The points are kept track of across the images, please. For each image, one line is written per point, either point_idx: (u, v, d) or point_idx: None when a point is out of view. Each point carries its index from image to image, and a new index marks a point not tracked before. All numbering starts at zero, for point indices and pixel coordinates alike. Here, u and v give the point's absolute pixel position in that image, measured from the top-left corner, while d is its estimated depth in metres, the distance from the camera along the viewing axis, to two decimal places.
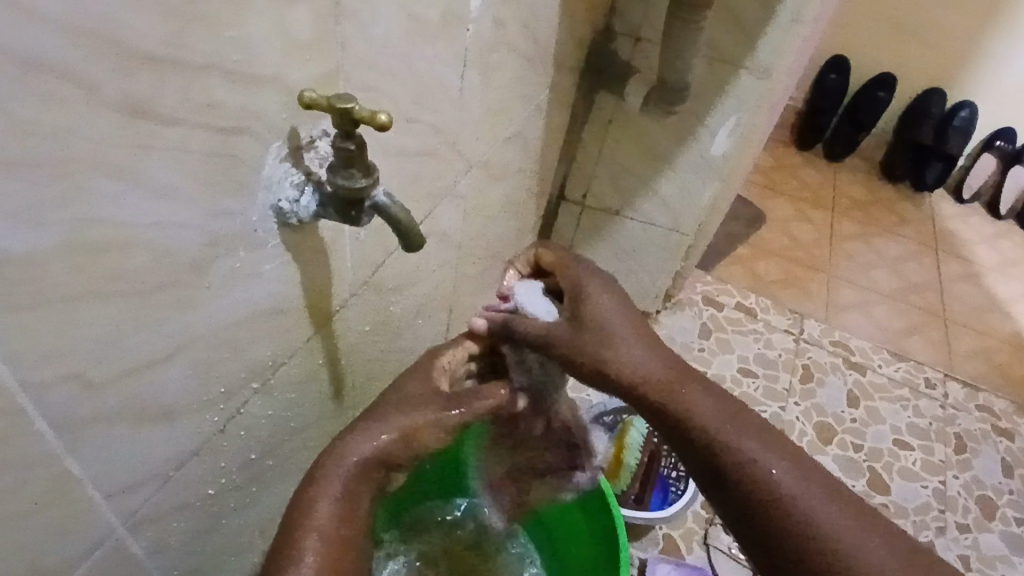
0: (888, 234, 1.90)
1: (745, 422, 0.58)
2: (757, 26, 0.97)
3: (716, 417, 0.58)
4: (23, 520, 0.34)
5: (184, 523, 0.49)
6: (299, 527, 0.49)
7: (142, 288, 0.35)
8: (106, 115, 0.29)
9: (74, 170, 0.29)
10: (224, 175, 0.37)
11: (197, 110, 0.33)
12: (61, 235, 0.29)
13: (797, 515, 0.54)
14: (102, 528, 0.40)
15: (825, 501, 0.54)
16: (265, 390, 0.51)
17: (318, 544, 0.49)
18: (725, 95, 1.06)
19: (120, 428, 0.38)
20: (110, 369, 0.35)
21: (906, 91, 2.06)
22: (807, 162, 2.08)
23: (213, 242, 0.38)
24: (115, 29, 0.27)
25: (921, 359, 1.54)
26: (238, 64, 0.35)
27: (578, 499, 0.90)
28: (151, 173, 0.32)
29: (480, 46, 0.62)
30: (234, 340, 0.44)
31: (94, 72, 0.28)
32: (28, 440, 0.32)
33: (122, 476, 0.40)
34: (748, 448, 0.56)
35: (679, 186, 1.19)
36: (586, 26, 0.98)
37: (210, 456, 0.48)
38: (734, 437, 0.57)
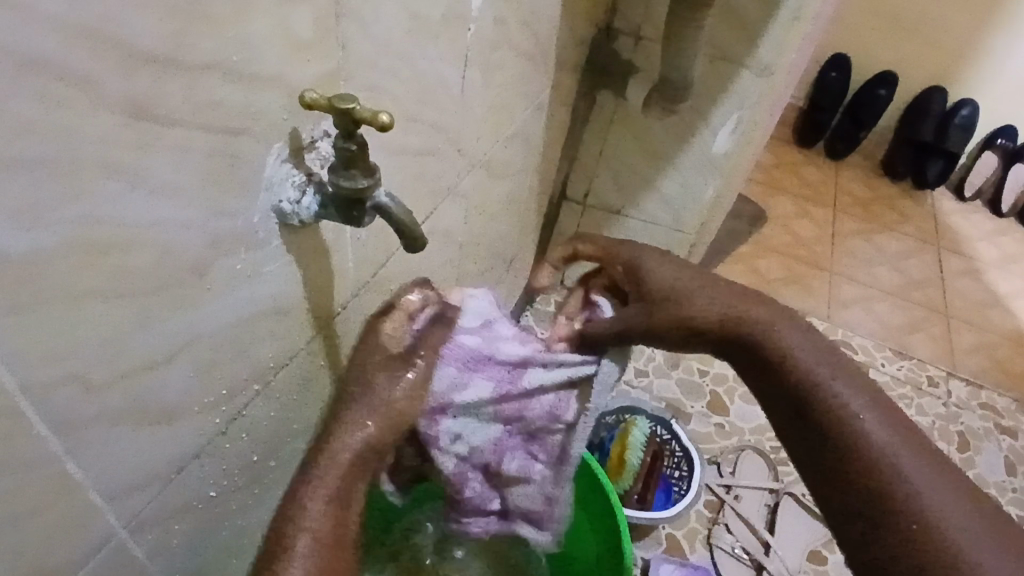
0: (890, 232, 1.89)
1: (840, 368, 0.59)
2: (758, 24, 0.97)
3: (813, 360, 0.60)
4: (24, 522, 0.34)
5: (185, 526, 0.49)
6: (290, 528, 0.48)
7: (143, 290, 0.35)
8: (106, 116, 0.29)
9: (74, 171, 0.28)
10: (225, 176, 0.37)
11: (198, 109, 0.33)
12: (62, 236, 0.29)
13: (884, 459, 0.54)
14: (104, 530, 0.40)
15: (911, 450, 0.55)
16: (267, 391, 0.51)
17: (310, 544, 0.47)
18: (726, 93, 1.05)
19: (122, 429, 0.38)
20: (111, 371, 0.35)
21: (908, 89, 2.05)
22: (808, 160, 2.07)
23: (215, 242, 0.38)
24: (115, 29, 0.27)
25: (923, 357, 1.54)
26: (238, 64, 0.34)
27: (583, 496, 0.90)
28: (152, 173, 0.32)
29: (482, 44, 0.62)
30: (236, 341, 0.44)
31: (94, 72, 0.27)
32: (27, 444, 0.32)
33: (124, 478, 0.40)
34: (843, 389, 0.58)
35: (680, 184, 1.19)
36: (587, 24, 0.97)
37: (212, 457, 0.48)
38: (829, 380, 0.58)
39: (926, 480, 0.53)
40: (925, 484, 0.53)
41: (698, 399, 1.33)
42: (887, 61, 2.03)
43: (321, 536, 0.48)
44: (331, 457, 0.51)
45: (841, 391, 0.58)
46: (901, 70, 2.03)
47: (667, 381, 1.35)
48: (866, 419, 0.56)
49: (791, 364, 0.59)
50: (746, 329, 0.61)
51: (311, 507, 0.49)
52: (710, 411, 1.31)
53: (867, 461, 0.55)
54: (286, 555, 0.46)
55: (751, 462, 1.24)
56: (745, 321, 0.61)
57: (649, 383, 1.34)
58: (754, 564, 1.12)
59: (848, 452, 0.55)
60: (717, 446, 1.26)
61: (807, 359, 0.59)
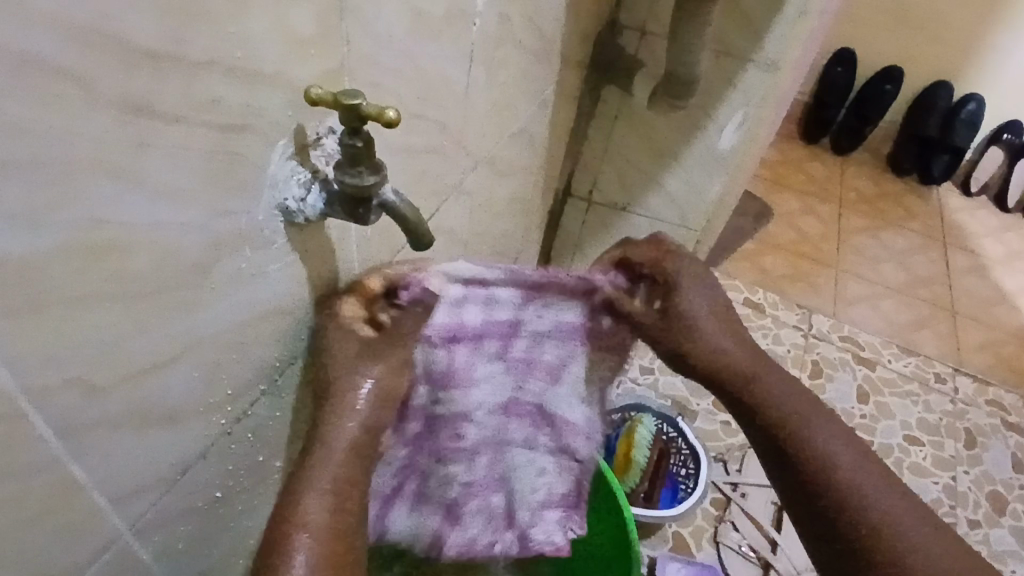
0: (896, 228, 1.88)
1: (820, 412, 0.62)
2: (764, 19, 0.96)
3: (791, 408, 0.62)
4: (27, 527, 0.34)
5: (190, 528, 0.48)
6: (291, 524, 0.44)
7: (146, 291, 0.34)
8: (106, 113, 0.28)
9: (75, 170, 0.28)
10: (228, 174, 0.36)
11: (199, 107, 0.33)
12: (62, 236, 0.29)
13: (864, 505, 0.57)
14: (108, 533, 0.40)
15: (887, 493, 0.58)
16: (271, 392, 0.50)
17: (308, 539, 0.44)
18: (732, 89, 1.05)
19: (125, 432, 0.37)
20: (114, 373, 0.35)
21: (914, 84, 2.04)
22: (813, 156, 2.06)
23: (218, 242, 0.38)
24: (114, 24, 0.27)
25: (930, 353, 1.53)
26: (240, 60, 0.34)
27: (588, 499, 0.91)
28: (154, 172, 0.32)
29: (486, 41, 0.61)
30: (240, 341, 0.44)
31: (92, 68, 0.27)
32: (29, 448, 0.32)
33: (128, 481, 0.39)
34: (825, 435, 0.60)
35: (685, 180, 1.18)
36: (592, 20, 0.96)
37: (216, 459, 0.47)
38: (807, 425, 0.61)
39: (900, 524, 0.57)
40: (899, 528, 0.57)
41: (703, 397, 1.32)
42: (893, 56, 2.02)
43: (324, 535, 0.45)
44: (328, 445, 0.48)
45: (822, 437, 0.60)
46: (907, 65, 2.02)
47: (673, 379, 1.34)
48: (846, 466, 0.59)
49: (774, 412, 0.62)
50: (734, 376, 0.64)
51: (313, 502, 0.45)
52: (715, 409, 1.31)
53: (847, 508, 0.58)
54: (289, 551, 0.43)
55: (757, 460, 1.24)
56: (732, 368, 0.64)
57: (654, 380, 1.33)
58: (761, 562, 1.11)
59: (830, 497, 0.58)
60: (724, 444, 1.26)
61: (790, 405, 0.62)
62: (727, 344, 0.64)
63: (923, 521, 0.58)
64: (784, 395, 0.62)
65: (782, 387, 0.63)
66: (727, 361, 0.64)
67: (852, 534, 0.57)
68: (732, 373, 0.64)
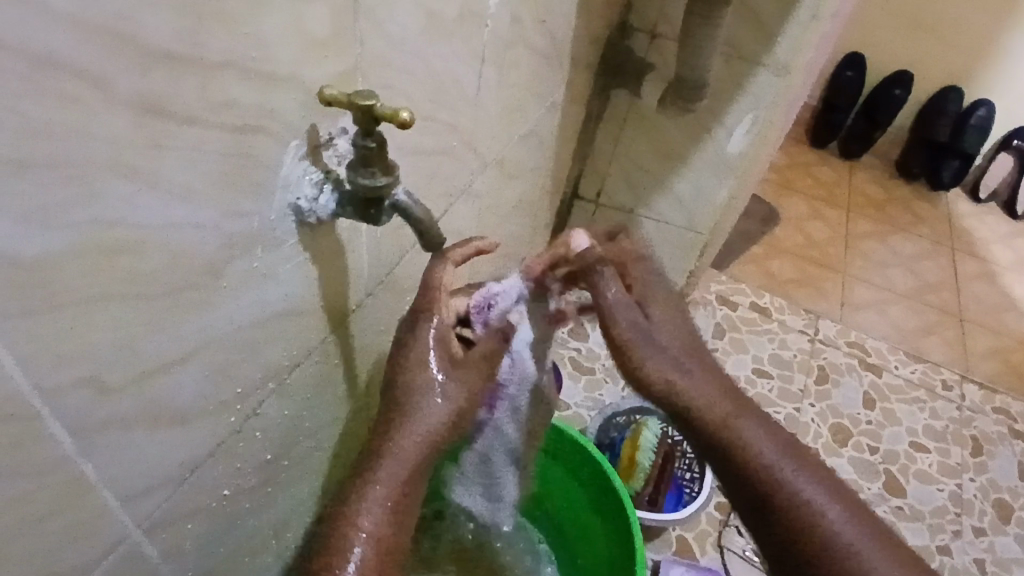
0: (904, 233, 1.87)
1: (806, 461, 0.57)
2: (775, 22, 0.96)
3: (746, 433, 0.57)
4: (36, 525, 0.34)
5: (198, 527, 0.48)
6: (349, 527, 0.47)
7: (158, 291, 0.34)
8: (122, 113, 0.28)
9: (89, 170, 0.28)
10: (242, 175, 0.36)
11: (214, 107, 0.33)
12: (74, 235, 0.29)
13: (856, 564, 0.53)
14: (117, 531, 0.40)
15: (878, 552, 0.53)
16: (280, 392, 0.50)
17: (364, 543, 0.47)
18: (742, 93, 1.04)
19: (135, 431, 0.37)
20: (125, 372, 0.35)
21: (924, 89, 2.03)
22: (822, 160, 2.05)
23: (230, 243, 0.38)
24: (130, 25, 0.27)
25: (937, 360, 1.52)
26: (255, 61, 0.34)
27: (593, 497, 0.89)
28: (168, 173, 0.32)
29: (497, 42, 0.61)
30: (252, 341, 0.44)
31: (107, 68, 0.27)
32: (40, 447, 0.32)
33: (138, 479, 0.40)
34: (805, 480, 0.55)
35: (693, 184, 1.18)
36: (602, 22, 0.96)
37: (224, 458, 0.47)
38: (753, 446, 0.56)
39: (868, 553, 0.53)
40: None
41: None
42: (903, 60, 2.01)
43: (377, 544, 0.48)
44: (392, 459, 0.49)
45: (810, 491, 0.55)
46: (917, 69, 2.01)
47: None
48: (836, 522, 0.54)
49: (756, 463, 0.56)
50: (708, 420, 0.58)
51: (369, 511, 0.48)
52: None
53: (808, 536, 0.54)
54: (343, 556, 0.46)
55: None
56: (710, 414, 0.58)
57: None
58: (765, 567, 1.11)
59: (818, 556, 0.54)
60: None
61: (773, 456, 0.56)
62: (703, 383, 0.59)
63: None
64: (766, 447, 0.56)
65: (761, 436, 0.57)
66: (702, 406, 0.58)
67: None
68: (705, 418, 0.58)
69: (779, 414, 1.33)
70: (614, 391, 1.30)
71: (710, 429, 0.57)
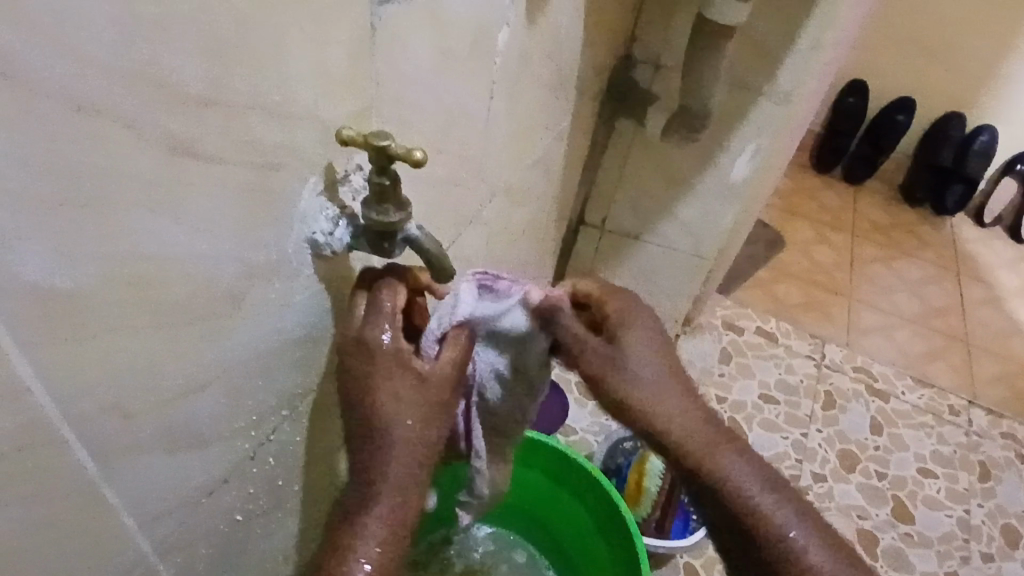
0: (909, 257, 1.88)
1: (781, 490, 0.57)
2: (776, 52, 0.98)
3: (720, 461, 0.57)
4: (57, 548, 0.35)
5: (211, 550, 0.49)
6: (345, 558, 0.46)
7: (179, 319, 0.36)
8: (153, 153, 0.30)
9: (122, 208, 0.29)
10: (263, 209, 0.38)
11: (238, 146, 0.34)
12: (105, 268, 0.30)
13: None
14: (133, 555, 0.41)
15: (847, 574, 0.55)
16: (293, 417, 0.52)
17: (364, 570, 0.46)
18: (745, 121, 1.06)
19: (154, 455, 0.38)
20: (147, 399, 0.36)
21: (926, 115, 2.05)
22: (826, 185, 2.07)
23: (249, 273, 0.39)
24: (164, 72, 0.28)
25: (944, 385, 1.52)
26: (277, 102, 0.36)
27: (599, 523, 0.90)
28: (193, 208, 0.33)
29: (506, 76, 0.63)
30: (267, 368, 0.45)
31: (140, 111, 0.28)
32: (65, 473, 0.33)
33: (155, 503, 0.41)
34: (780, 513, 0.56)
35: (698, 210, 1.19)
36: (607, 53, 0.99)
37: (238, 482, 0.48)
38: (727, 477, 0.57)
39: None
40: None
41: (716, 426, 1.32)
42: (906, 87, 2.04)
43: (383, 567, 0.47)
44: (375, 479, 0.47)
45: (784, 519, 0.56)
46: (919, 96, 2.03)
47: None
48: (811, 550, 0.56)
49: (733, 492, 0.56)
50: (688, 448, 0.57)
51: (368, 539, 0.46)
52: None
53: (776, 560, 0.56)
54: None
55: None
56: (690, 440, 0.57)
57: None
58: None
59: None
60: None
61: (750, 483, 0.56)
62: (681, 407, 0.58)
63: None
64: (741, 473, 0.56)
65: (738, 462, 0.57)
66: (681, 435, 0.57)
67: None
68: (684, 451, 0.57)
69: (786, 439, 1.32)
70: None
71: (687, 457, 0.57)
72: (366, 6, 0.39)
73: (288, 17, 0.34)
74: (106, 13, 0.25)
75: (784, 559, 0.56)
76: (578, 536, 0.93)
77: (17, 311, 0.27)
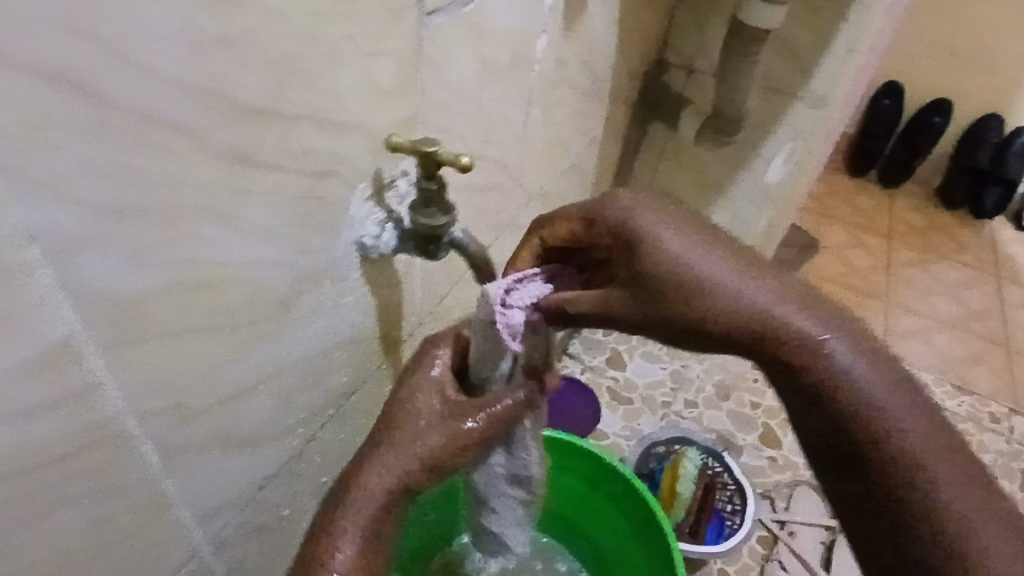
0: (947, 261, 1.84)
1: (903, 401, 0.44)
2: (812, 55, 0.97)
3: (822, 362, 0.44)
4: (120, 542, 0.36)
5: (260, 545, 0.51)
6: None
7: (236, 323, 0.37)
8: (216, 163, 0.31)
9: (187, 215, 0.31)
10: (314, 216, 0.39)
11: (293, 155, 0.36)
12: (172, 274, 0.32)
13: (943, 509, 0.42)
14: (189, 549, 0.42)
15: (978, 499, 0.42)
16: (338, 417, 0.53)
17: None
18: (779, 124, 1.06)
19: (209, 454, 0.40)
20: (206, 398, 0.38)
21: (965, 116, 2.01)
22: (861, 188, 2.04)
23: (301, 276, 0.41)
24: (226, 85, 0.30)
25: (985, 392, 1.48)
26: (331, 113, 0.37)
27: (635, 530, 0.90)
28: (251, 214, 0.35)
29: (543, 83, 0.64)
30: (315, 369, 0.46)
31: (204, 123, 0.30)
32: (128, 468, 0.34)
33: (210, 499, 0.42)
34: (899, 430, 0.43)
35: (731, 214, 1.19)
36: (640, 58, 0.99)
37: (286, 480, 0.50)
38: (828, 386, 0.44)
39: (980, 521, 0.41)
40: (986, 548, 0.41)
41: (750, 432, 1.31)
42: (943, 88, 2.00)
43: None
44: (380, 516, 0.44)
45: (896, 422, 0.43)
46: (957, 97, 1.99)
47: (718, 413, 1.32)
48: (940, 481, 0.42)
49: (828, 383, 0.44)
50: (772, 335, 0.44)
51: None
52: (762, 445, 1.29)
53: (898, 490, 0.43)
54: None
55: (806, 498, 1.21)
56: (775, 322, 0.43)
57: (699, 414, 1.32)
58: None
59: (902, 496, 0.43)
60: (771, 480, 1.24)
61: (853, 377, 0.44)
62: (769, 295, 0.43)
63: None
64: (844, 364, 0.43)
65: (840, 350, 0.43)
66: (770, 331, 0.43)
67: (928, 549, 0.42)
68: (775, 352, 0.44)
69: None
70: (652, 422, 1.30)
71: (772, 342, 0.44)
72: (414, 17, 0.40)
73: (343, 30, 0.35)
74: (174, 31, 0.27)
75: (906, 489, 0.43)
76: (616, 543, 0.93)
77: (91, 314, 0.28)
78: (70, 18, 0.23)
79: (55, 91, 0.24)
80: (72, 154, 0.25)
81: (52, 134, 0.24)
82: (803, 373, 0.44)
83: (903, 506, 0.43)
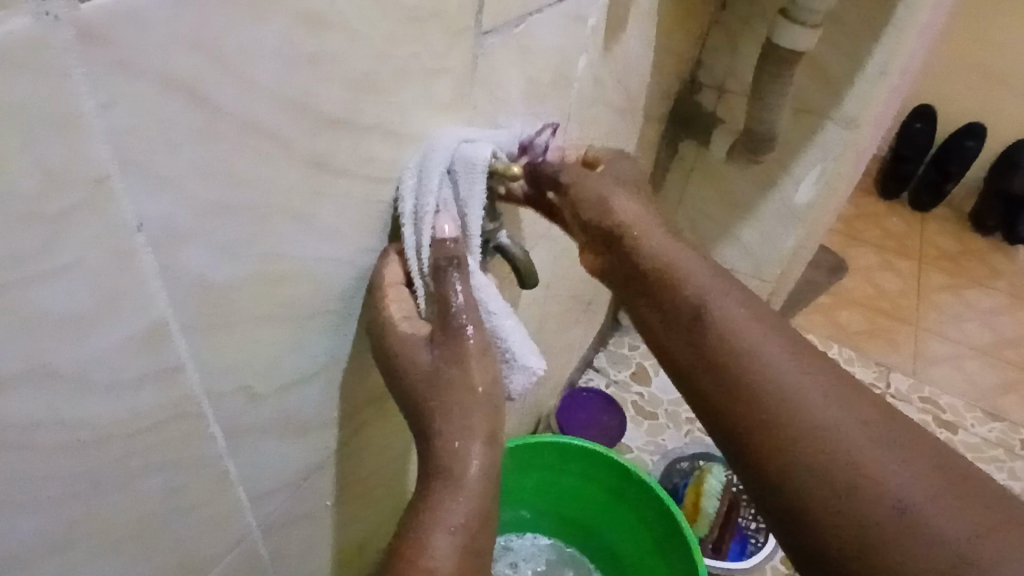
0: (980, 286, 1.83)
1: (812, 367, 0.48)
2: (844, 78, 0.99)
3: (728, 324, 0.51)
4: (185, 515, 0.39)
5: (302, 533, 0.53)
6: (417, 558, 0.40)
7: (301, 315, 0.40)
8: (296, 166, 0.35)
9: (267, 211, 0.34)
10: (375, 219, 0.43)
11: (363, 162, 0.39)
12: (251, 265, 0.35)
13: (870, 467, 0.43)
14: (242, 530, 0.45)
15: (874, 442, 0.44)
16: (379, 413, 0.56)
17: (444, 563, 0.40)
18: (810, 145, 1.08)
19: (270, 437, 0.43)
20: (270, 384, 0.41)
21: (998, 141, 2.00)
22: (891, 211, 2.03)
23: (359, 275, 0.44)
24: (312, 98, 0.33)
25: (1017, 419, 1.48)
26: (396, 123, 0.40)
27: (659, 544, 0.91)
28: (323, 214, 0.38)
29: (583, 100, 0.67)
30: (363, 364, 0.49)
31: (291, 129, 0.33)
32: (200, 443, 0.37)
33: (265, 482, 0.45)
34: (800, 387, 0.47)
35: (760, 233, 1.23)
36: (673, 78, 1.02)
37: (330, 470, 0.52)
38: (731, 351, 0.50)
39: (872, 466, 0.43)
40: (917, 497, 0.41)
41: None
42: (976, 112, 1.99)
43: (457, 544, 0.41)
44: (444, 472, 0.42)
45: (797, 376, 0.47)
46: (990, 121, 1.98)
47: None
48: (834, 429, 0.45)
49: (729, 332, 0.50)
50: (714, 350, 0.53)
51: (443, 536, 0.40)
52: None
53: (794, 449, 0.45)
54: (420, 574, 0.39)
55: None
56: (680, 297, 0.53)
57: None
58: None
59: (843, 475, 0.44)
60: None
61: (770, 358, 0.49)
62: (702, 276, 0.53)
63: (952, 487, 0.41)
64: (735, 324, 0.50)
65: (738, 314, 0.51)
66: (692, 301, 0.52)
67: (864, 523, 0.41)
68: (693, 318, 0.52)
69: None
70: (676, 437, 1.31)
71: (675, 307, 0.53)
72: (471, 37, 0.43)
73: (411, 50, 0.38)
74: (273, 48, 0.30)
75: (797, 444, 0.45)
76: (642, 556, 0.94)
77: (181, 297, 0.32)
78: (188, 34, 0.26)
79: (175, 98, 0.27)
80: (180, 152, 0.28)
81: (168, 133, 0.28)
82: (697, 324, 0.52)
83: (785, 437, 0.46)
